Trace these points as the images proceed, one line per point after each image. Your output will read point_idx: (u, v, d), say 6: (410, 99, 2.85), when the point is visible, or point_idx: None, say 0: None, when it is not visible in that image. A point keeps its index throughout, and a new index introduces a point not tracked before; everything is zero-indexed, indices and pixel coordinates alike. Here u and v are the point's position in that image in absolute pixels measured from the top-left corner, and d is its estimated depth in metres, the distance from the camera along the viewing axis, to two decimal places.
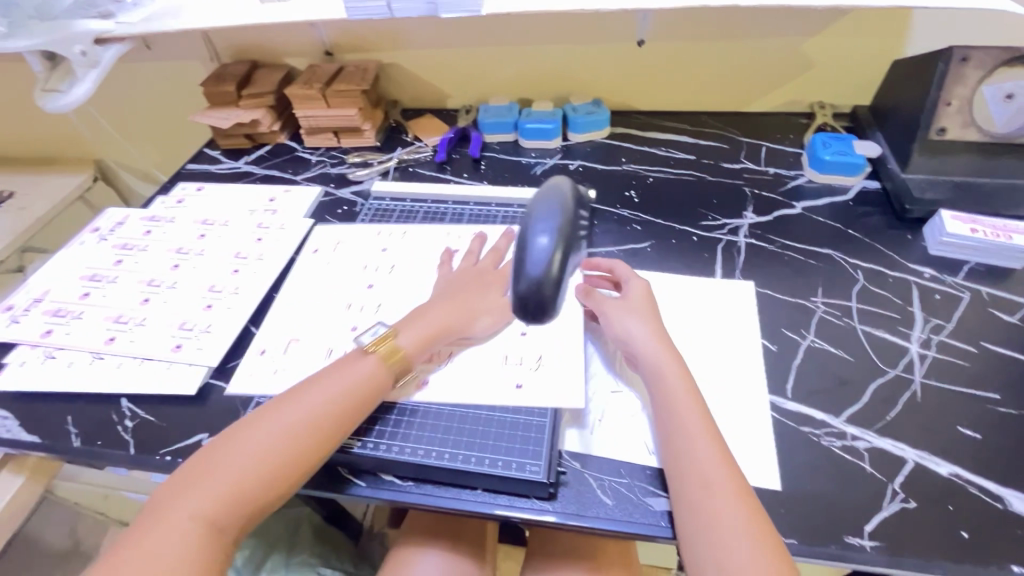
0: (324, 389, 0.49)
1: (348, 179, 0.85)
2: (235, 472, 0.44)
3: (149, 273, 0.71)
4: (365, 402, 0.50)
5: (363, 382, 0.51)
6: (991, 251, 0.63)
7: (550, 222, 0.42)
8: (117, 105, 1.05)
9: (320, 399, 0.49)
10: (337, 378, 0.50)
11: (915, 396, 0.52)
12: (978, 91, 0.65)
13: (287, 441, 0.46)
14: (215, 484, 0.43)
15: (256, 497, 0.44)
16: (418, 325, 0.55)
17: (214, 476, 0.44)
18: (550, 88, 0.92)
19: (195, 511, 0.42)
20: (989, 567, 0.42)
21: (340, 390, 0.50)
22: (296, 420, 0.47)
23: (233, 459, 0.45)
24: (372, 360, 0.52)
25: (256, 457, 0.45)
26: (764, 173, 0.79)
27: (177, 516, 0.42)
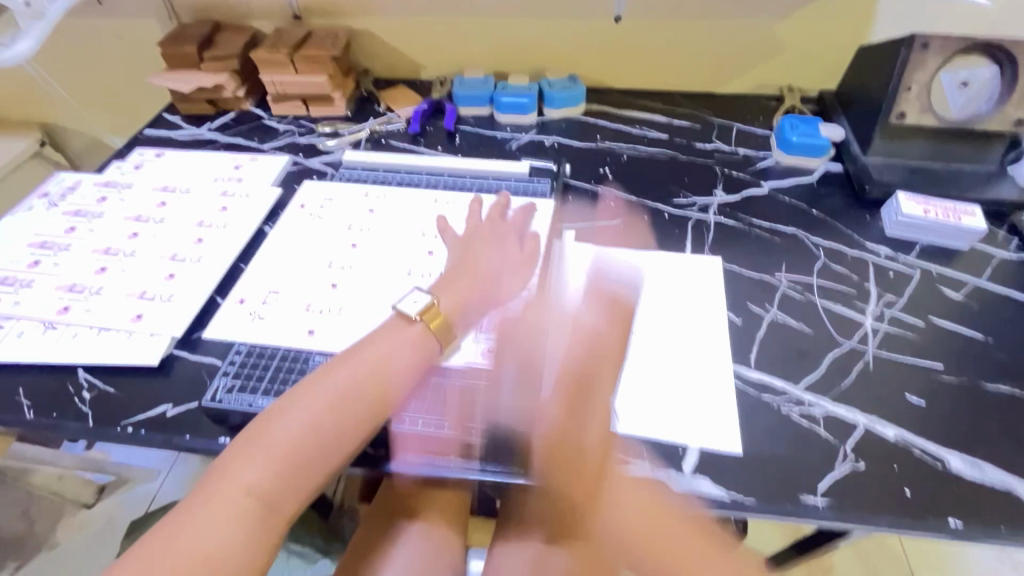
0: (368, 360, 0.49)
1: (318, 148, 0.83)
2: (285, 444, 0.43)
3: (106, 240, 0.68)
4: (407, 375, 0.50)
5: (405, 354, 0.51)
6: (940, 231, 0.66)
7: None
8: (66, 64, 0.98)
9: (364, 370, 0.48)
10: (378, 350, 0.50)
11: (867, 365, 0.55)
12: (937, 77, 0.67)
13: (335, 411, 0.46)
14: (263, 458, 0.43)
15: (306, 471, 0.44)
16: (454, 291, 0.56)
17: (263, 450, 0.43)
18: (526, 62, 0.91)
19: (247, 484, 0.41)
20: (928, 520, 0.45)
21: (383, 362, 0.49)
22: (340, 391, 0.47)
23: (282, 431, 0.44)
24: (417, 329, 0.52)
25: (304, 428, 0.44)
26: (735, 153, 0.81)
27: (227, 492, 0.41)
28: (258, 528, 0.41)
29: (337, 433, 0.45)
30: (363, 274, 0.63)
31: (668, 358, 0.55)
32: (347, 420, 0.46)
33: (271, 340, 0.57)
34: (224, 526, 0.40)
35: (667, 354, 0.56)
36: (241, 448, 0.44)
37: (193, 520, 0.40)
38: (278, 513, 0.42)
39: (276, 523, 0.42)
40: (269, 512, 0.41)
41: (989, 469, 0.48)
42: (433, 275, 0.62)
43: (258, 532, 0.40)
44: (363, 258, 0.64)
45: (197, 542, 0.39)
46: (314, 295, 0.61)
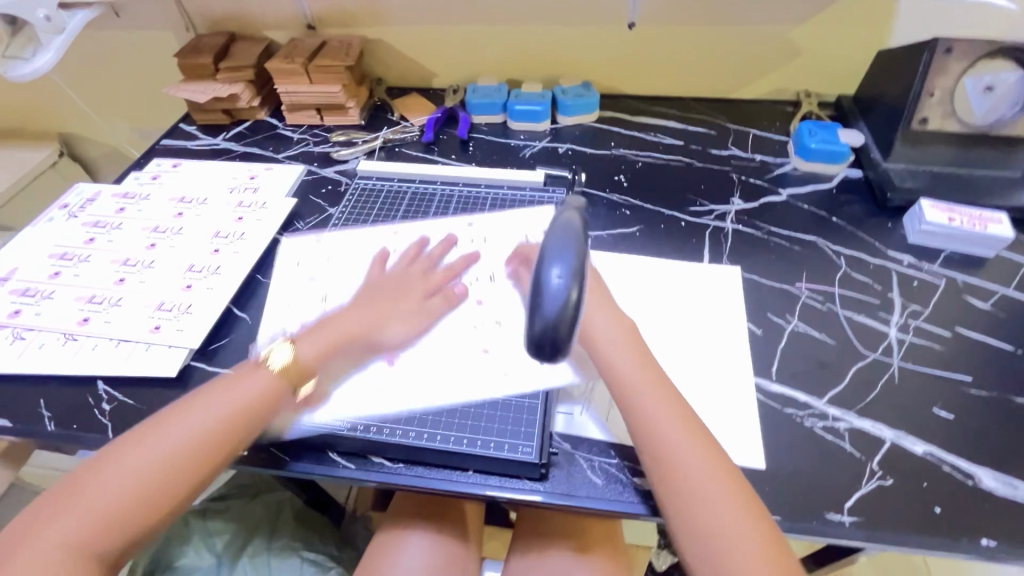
0: (206, 411, 0.47)
1: (332, 158, 0.83)
2: (101, 499, 0.42)
3: (125, 251, 0.68)
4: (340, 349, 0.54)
5: (248, 401, 0.48)
6: (966, 239, 0.65)
7: (564, 258, 0.38)
8: (84, 75, 1.00)
9: (189, 422, 0.46)
10: (220, 396, 0.48)
11: (892, 378, 0.54)
12: (960, 83, 0.66)
13: (135, 457, 0.44)
14: (76, 513, 0.41)
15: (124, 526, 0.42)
16: (314, 338, 0.54)
17: (83, 504, 0.42)
18: (539, 69, 0.91)
19: (61, 540, 0.40)
20: (960, 540, 0.44)
21: (210, 413, 0.47)
22: (169, 443, 0.45)
23: (104, 485, 0.43)
24: (266, 372, 0.50)
25: (119, 484, 0.43)
26: (751, 159, 0.80)
27: (37, 548, 0.40)
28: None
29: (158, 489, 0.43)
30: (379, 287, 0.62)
31: (688, 370, 0.54)
32: (176, 474, 0.44)
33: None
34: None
35: (687, 366, 0.55)
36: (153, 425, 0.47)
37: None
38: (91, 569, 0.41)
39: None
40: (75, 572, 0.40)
41: (1023, 487, 0.46)
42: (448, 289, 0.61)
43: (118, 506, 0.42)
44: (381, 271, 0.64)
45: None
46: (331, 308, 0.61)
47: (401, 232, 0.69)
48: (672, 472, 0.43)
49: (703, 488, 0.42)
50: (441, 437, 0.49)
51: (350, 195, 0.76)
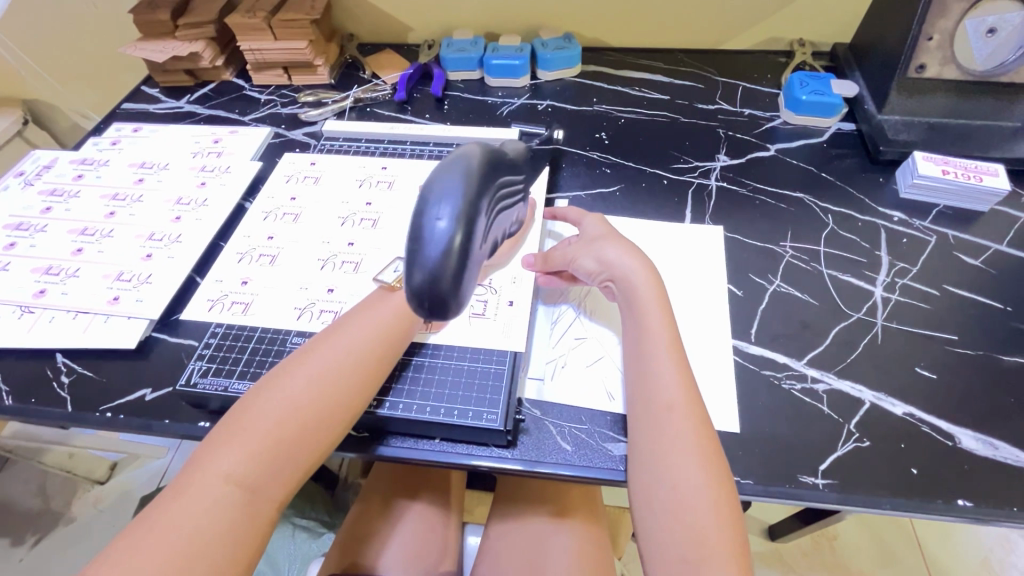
0: (346, 338, 0.47)
1: (301, 119, 0.79)
2: (274, 429, 0.41)
3: (82, 221, 0.65)
4: (393, 350, 0.48)
5: (392, 323, 0.49)
6: (958, 193, 0.62)
7: (450, 203, 0.39)
8: (38, 35, 0.94)
9: (351, 347, 0.46)
10: (362, 322, 0.48)
11: (876, 338, 0.52)
12: (960, 25, 0.62)
13: (221, 465, 0.40)
14: (253, 445, 0.41)
15: (305, 450, 0.42)
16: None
17: (248, 436, 0.41)
18: (517, 20, 0.85)
19: (228, 471, 0.40)
20: (935, 501, 0.43)
21: (368, 335, 0.47)
22: (326, 369, 0.45)
23: (260, 415, 0.42)
24: (399, 297, 0.51)
25: (289, 414, 0.42)
26: (740, 114, 0.76)
27: (210, 482, 0.39)
28: (244, 516, 0.39)
29: (341, 412, 0.44)
30: (348, 248, 0.61)
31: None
32: (285, 451, 0.41)
33: (251, 322, 0.55)
34: (201, 518, 0.38)
35: None
36: (235, 423, 0.42)
37: (171, 514, 0.38)
38: (266, 497, 0.40)
39: (265, 507, 0.40)
40: (253, 499, 0.40)
41: (1005, 446, 0.45)
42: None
43: (239, 517, 0.39)
44: (352, 235, 0.62)
45: (177, 534, 0.37)
46: (302, 277, 0.58)
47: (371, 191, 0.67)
48: (655, 448, 0.42)
49: (679, 463, 0.41)
50: (405, 405, 0.48)
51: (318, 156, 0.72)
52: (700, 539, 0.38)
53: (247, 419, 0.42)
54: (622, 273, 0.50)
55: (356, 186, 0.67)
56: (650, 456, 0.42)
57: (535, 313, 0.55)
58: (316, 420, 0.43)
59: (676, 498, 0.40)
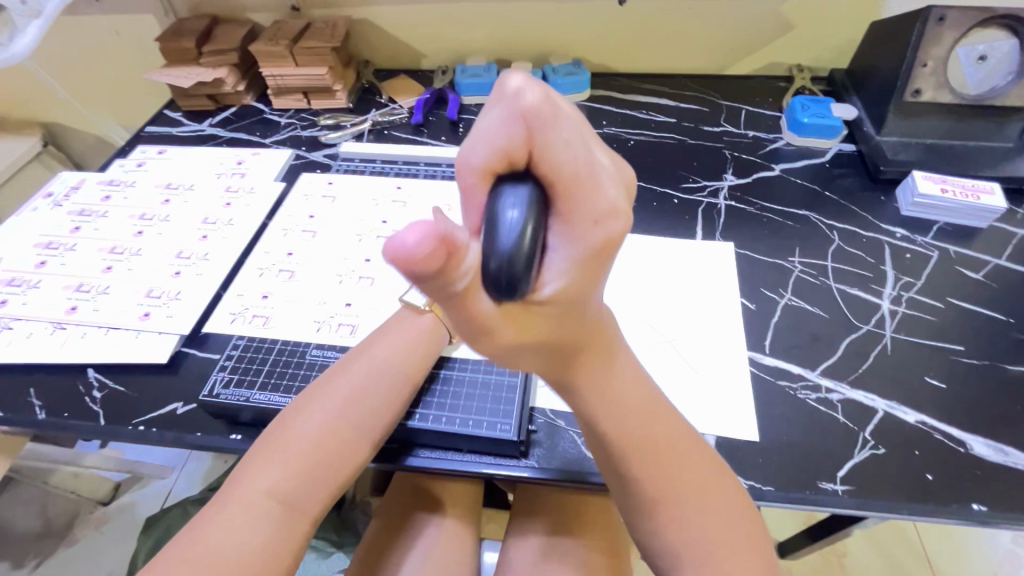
0: (377, 355, 0.50)
1: (320, 141, 0.82)
2: (313, 444, 0.43)
3: (111, 240, 0.67)
4: (421, 366, 0.50)
5: (420, 340, 0.51)
6: (957, 211, 0.65)
7: None
8: (65, 63, 0.98)
9: (385, 365, 0.49)
10: (392, 339, 0.51)
11: (885, 349, 0.54)
12: (953, 52, 0.66)
13: (262, 482, 0.41)
14: (294, 460, 0.42)
15: (341, 465, 0.44)
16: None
17: (289, 451, 0.43)
18: (528, 48, 0.89)
19: (268, 487, 0.41)
20: (951, 505, 0.44)
21: (399, 352, 0.50)
22: (357, 386, 0.47)
23: (300, 432, 0.44)
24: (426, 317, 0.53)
25: (327, 427, 0.45)
26: (744, 136, 0.79)
27: (252, 496, 0.40)
28: (285, 531, 0.40)
29: (373, 427, 0.46)
30: (365, 264, 0.63)
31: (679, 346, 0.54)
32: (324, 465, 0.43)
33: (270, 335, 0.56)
34: (244, 533, 0.38)
35: (676, 342, 0.55)
36: (272, 439, 0.44)
37: (215, 527, 0.38)
38: (303, 513, 0.41)
39: (302, 524, 0.41)
40: (292, 513, 0.41)
41: (1014, 452, 0.47)
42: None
43: (280, 533, 0.40)
44: (368, 251, 0.64)
45: (222, 548, 0.37)
46: (324, 291, 0.60)
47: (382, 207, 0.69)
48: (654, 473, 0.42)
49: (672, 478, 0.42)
50: (432, 418, 0.49)
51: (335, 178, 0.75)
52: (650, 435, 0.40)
53: (285, 436, 0.44)
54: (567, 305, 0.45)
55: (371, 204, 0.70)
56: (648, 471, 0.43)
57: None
58: (353, 435, 0.45)
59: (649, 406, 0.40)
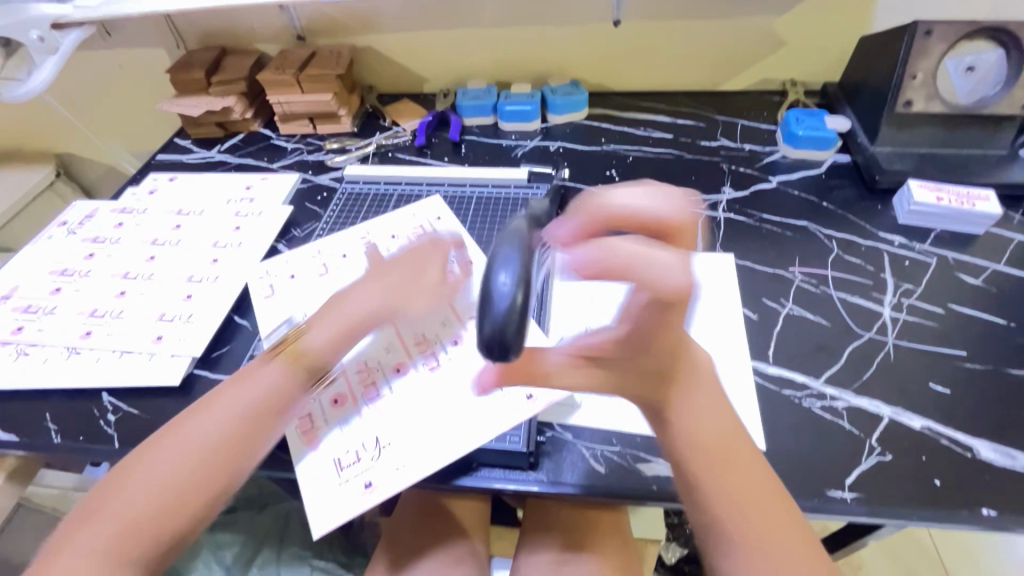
0: (221, 408, 0.47)
1: (327, 165, 0.84)
2: (134, 509, 0.42)
3: (125, 265, 0.69)
4: (267, 417, 0.47)
5: (265, 395, 0.48)
6: (954, 218, 0.65)
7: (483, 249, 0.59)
8: (79, 96, 1.01)
9: (215, 420, 0.46)
10: (234, 392, 0.48)
11: (888, 356, 0.55)
12: (942, 65, 0.67)
13: (78, 551, 0.41)
14: (115, 526, 0.42)
15: (167, 525, 0.43)
16: (331, 321, 0.51)
17: (109, 516, 0.42)
18: (527, 70, 0.92)
19: (94, 554, 0.41)
20: (961, 510, 0.44)
21: (238, 406, 0.47)
22: (200, 443, 0.45)
23: (125, 497, 0.43)
24: (275, 368, 0.49)
25: (148, 494, 0.43)
26: (740, 149, 0.81)
27: (74, 562, 0.41)
28: None
29: (217, 480, 0.45)
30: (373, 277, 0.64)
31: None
32: (153, 526, 0.42)
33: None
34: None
35: None
36: (92, 507, 0.43)
37: None
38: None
39: None
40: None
41: (1021, 455, 0.47)
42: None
43: None
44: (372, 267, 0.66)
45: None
46: None
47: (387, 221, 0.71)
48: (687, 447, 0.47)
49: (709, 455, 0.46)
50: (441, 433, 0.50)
51: (339, 201, 0.76)
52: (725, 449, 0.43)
53: (102, 503, 0.43)
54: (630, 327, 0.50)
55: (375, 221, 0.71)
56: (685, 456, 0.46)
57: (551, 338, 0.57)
58: (183, 495, 0.43)
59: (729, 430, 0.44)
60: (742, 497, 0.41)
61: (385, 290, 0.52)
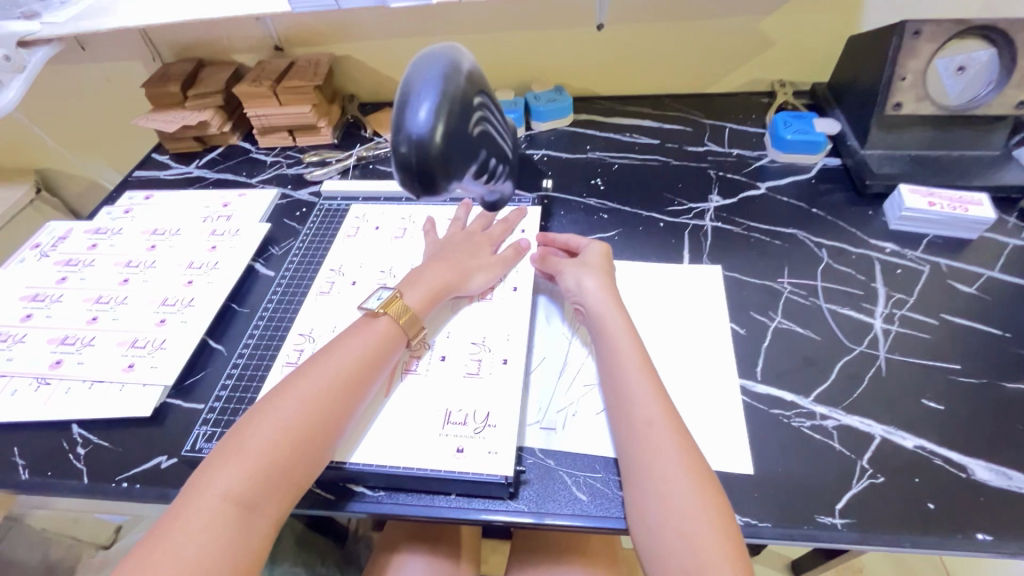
0: (342, 354, 0.49)
1: (306, 179, 0.82)
2: (270, 448, 0.43)
3: (97, 289, 0.67)
4: (378, 364, 0.50)
5: (376, 344, 0.51)
6: (946, 223, 0.64)
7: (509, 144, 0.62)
8: (54, 112, 0.99)
9: (339, 364, 0.48)
10: (349, 342, 0.50)
11: (880, 370, 0.53)
12: (931, 64, 0.65)
13: (218, 488, 0.40)
14: (250, 463, 0.42)
15: (301, 462, 0.44)
16: (422, 285, 0.56)
17: (243, 455, 0.42)
18: (511, 77, 0.90)
19: (225, 491, 0.40)
20: (956, 536, 0.43)
21: (355, 352, 0.49)
22: (326, 384, 0.47)
23: (253, 435, 0.43)
24: (383, 321, 0.52)
25: (281, 431, 0.43)
26: (728, 154, 0.79)
27: (208, 501, 0.40)
28: (239, 534, 0.39)
29: (336, 420, 0.46)
30: (352, 287, 0.63)
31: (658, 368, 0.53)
32: (286, 463, 0.43)
33: (252, 384, 0.56)
34: (196, 541, 0.38)
35: (664, 373, 0.54)
36: (222, 451, 0.43)
37: (174, 536, 0.38)
38: (262, 515, 0.41)
39: (261, 525, 0.41)
40: (250, 516, 0.40)
41: (1018, 475, 0.45)
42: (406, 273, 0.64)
43: (237, 536, 0.39)
44: (355, 274, 0.65)
45: (168, 559, 0.37)
46: (308, 320, 0.60)
47: (364, 237, 0.70)
48: (646, 458, 0.44)
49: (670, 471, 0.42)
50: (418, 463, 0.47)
51: (316, 217, 0.74)
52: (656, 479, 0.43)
53: (234, 446, 0.43)
54: (595, 304, 0.54)
55: (347, 238, 0.70)
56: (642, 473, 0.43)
57: (529, 366, 0.55)
58: (311, 433, 0.44)
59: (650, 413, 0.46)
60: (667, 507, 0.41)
61: (453, 261, 0.59)
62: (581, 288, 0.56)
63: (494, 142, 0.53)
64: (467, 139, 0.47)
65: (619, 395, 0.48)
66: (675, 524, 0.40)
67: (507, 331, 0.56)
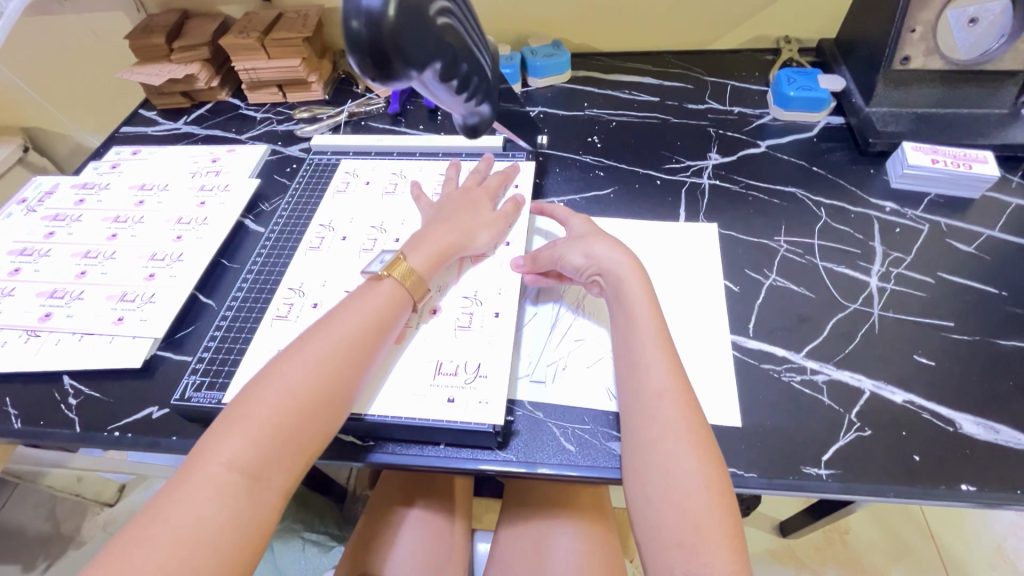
0: (346, 322, 0.47)
1: (297, 135, 0.80)
2: (275, 417, 0.41)
3: (85, 244, 0.66)
4: (384, 332, 0.48)
5: (381, 309, 0.49)
6: (949, 182, 0.62)
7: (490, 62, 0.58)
8: (37, 66, 0.96)
9: (344, 333, 0.46)
10: (353, 309, 0.48)
11: (873, 328, 0.53)
12: (943, 17, 0.62)
13: (223, 456, 0.40)
14: (256, 432, 0.41)
15: (307, 432, 0.43)
16: (426, 247, 0.54)
17: (248, 422, 0.41)
18: (506, 31, 0.86)
19: (230, 460, 0.39)
20: (939, 487, 0.43)
21: (360, 320, 0.48)
22: (331, 353, 0.45)
23: (259, 403, 0.42)
24: (388, 286, 0.50)
25: (286, 401, 0.42)
26: (729, 112, 0.77)
27: (213, 469, 0.39)
28: (247, 502, 0.39)
29: (342, 389, 0.45)
30: (342, 242, 0.62)
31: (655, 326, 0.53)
32: (292, 433, 0.42)
33: (240, 337, 0.55)
34: (205, 508, 0.38)
35: None
36: (227, 418, 0.42)
37: (180, 502, 0.38)
38: (269, 485, 0.40)
39: (268, 494, 0.40)
40: (257, 486, 0.40)
41: (1005, 430, 0.45)
42: (398, 229, 0.63)
43: (244, 504, 0.39)
44: (345, 230, 0.64)
45: (176, 525, 0.37)
46: (298, 274, 0.60)
47: (355, 192, 0.68)
48: (652, 433, 0.43)
49: (672, 445, 0.42)
50: (407, 413, 0.47)
51: (306, 172, 0.73)
52: (665, 456, 0.41)
53: (239, 414, 0.42)
54: (611, 265, 0.52)
55: (337, 194, 0.68)
56: (647, 443, 0.43)
57: (520, 321, 0.55)
58: (317, 403, 0.43)
59: (665, 386, 0.44)
60: (672, 484, 0.40)
61: (456, 220, 0.57)
62: (591, 255, 0.53)
63: (464, 43, 0.49)
64: (425, 21, 0.43)
65: (630, 369, 0.46)
66: (681, 502, 0.40)
67: (499, 285, 0.56)
